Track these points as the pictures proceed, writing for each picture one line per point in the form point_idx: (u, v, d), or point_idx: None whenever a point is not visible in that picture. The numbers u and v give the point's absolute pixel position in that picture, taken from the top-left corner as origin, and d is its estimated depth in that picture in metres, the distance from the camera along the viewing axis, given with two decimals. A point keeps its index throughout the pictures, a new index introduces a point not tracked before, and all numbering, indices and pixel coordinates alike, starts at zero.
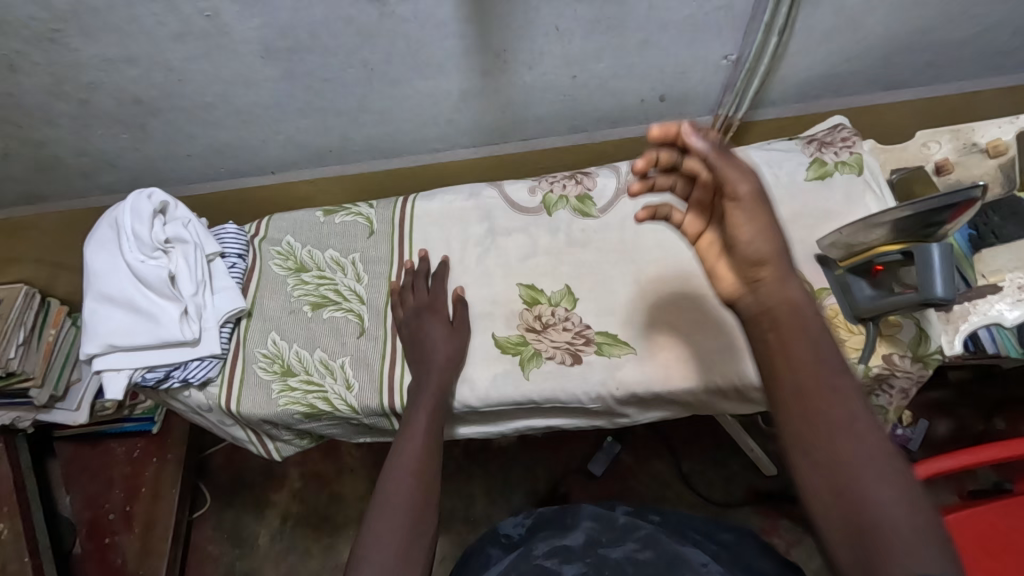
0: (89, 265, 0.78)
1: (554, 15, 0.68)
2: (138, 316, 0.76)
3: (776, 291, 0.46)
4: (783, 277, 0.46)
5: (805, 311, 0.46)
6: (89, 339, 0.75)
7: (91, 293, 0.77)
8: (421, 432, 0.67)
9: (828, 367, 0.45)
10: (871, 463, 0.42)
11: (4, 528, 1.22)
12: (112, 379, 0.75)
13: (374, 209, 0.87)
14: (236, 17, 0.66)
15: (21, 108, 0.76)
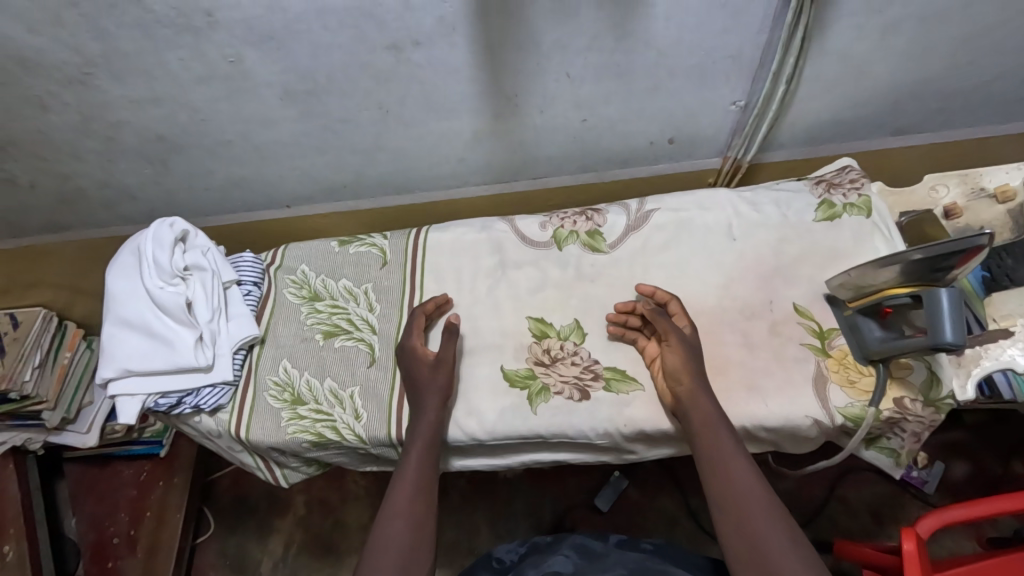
0: (109, 290, 0.79)
1: (565, 63, 0.70)
2: (155, 341, 0.77)
3: (693, 397, 0.67)
4: (696, 387, 0.67)
5: (709, 406, 0.66)
6: (106, 363, 0.77)
7: (110, 318, 0.78)
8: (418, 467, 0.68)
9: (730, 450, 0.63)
10: (768, 519, 0.59)
11: (8, 550, 1.22)
12: (126, 404, 0.76)
13: (388, 240, 0.89)
14: (258, 63, 0.68)
15: (50, 144, 0.79)
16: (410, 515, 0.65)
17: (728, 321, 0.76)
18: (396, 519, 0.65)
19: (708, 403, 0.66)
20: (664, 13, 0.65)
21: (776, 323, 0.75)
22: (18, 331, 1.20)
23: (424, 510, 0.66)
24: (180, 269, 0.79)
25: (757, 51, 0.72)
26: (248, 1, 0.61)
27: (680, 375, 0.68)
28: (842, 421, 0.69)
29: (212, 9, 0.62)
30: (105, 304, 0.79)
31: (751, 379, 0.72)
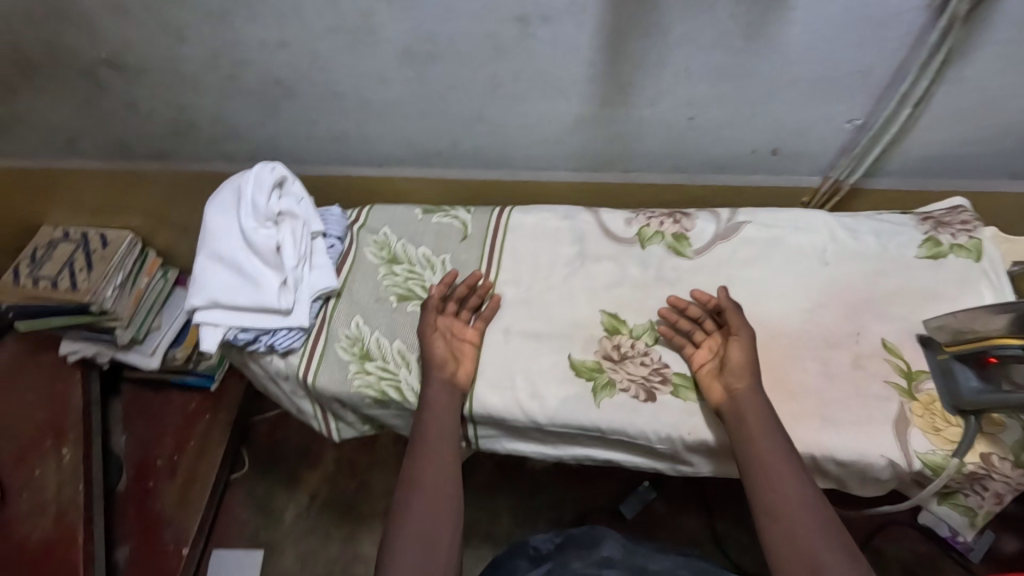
0: (206, 225, 0.83)
1: (686, 56, 0.70)
2: (241, 280, 0.80)
3: (748, 399, 0.67)
4: (752, 390, 0.67)
5: (762, 410, 0.66)
6: (195, 292, 0.80)
7: (203, 252, 0.82)
8: (441, 431, 0.71)
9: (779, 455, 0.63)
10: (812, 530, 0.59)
11: (67, 453, 1.30)
12: (207, 333, 0.80)
13: (471, 216, 0.90)
14: (387, 18, 0.70)
15: (177, 73, 0.83)
16: (438, 478, 0.68)
17: (809, 345, 0.73)
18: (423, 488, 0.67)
19: (763, 408, 0.66)
20: (801, 17, 0.64)
21: (860, 356, 0.72)
22: (106, 250, 1.28)
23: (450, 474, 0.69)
24: (273, 214, 0.82)
25: (889, 70, 0.69)
26: None
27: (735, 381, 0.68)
28: (920, 468, 0.65)
29: None
30: (201, 237, 0.83)
31: (827, 409, 0.69)
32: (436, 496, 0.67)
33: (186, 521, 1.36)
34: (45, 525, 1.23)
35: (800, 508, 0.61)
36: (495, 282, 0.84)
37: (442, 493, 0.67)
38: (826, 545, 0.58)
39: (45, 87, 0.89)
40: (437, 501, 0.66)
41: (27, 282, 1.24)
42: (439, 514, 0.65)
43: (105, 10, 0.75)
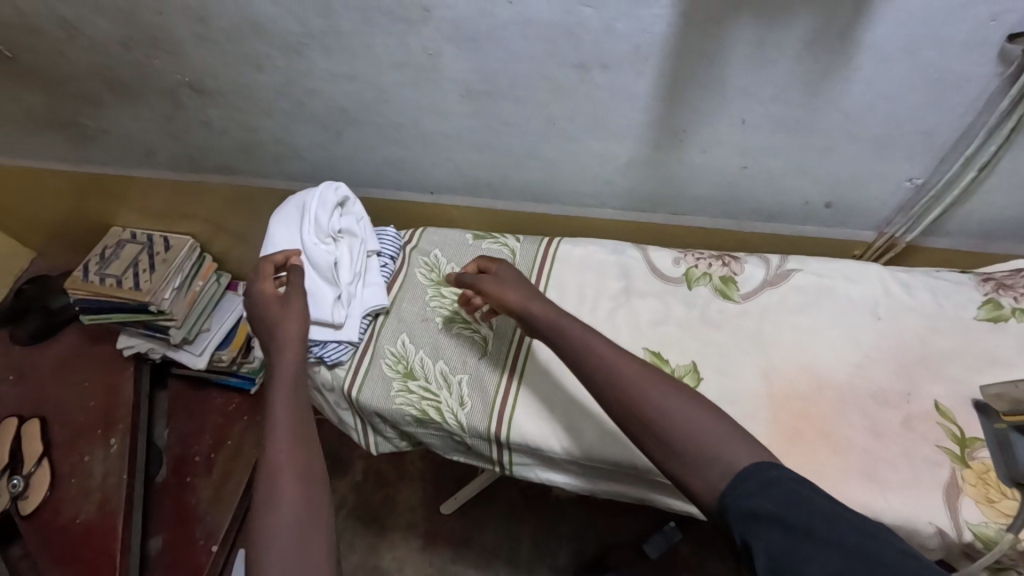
0: (269, 237, 0.86)
1: (745, 108, 0.70)
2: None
3: (539, 308, 0.69)
4: (530, 300, 0.71)
5: (558, 319, 0.67)
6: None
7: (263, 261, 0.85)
8: (284, 371, 0.70)
9: (595, 353, 0.62)
10: (656, 403, 0.57)
11: (114, 443, 1.35)
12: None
13: (520, 244, 0.92)
14: (452, 59, 0.73)
15: (252, 97, 0.88)
16: (290, 406, 0.67)
17: (857, 401, 0.72)
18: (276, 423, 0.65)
19: (545, 308, 0.69)
20: (865, 78, 0.63)
21: (911, 417, 0.70)
22: (168, 253, 1.34)
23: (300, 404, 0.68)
24: (332, 230, 0.85)
25: (955, 131, 0.68)
26: (466, 4, 0.65)
27: (510, 306, 0.71)
28: (972, 540, 0.63)
29: (430, 6, 0.66)
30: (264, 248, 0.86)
31: (872, 468, 0.67)
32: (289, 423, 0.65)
33: (214, 519, 1.40)
34: (90, 509, 1.29)
35: (639, 382, 0.58)
36: None
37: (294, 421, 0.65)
38: (677, 410, 0.56)
39: (131, 103, 0.96)
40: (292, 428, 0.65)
41: (94, 279, 1.30)
42: (301, 440, 0.64)
43: (192, 40, 0.80)
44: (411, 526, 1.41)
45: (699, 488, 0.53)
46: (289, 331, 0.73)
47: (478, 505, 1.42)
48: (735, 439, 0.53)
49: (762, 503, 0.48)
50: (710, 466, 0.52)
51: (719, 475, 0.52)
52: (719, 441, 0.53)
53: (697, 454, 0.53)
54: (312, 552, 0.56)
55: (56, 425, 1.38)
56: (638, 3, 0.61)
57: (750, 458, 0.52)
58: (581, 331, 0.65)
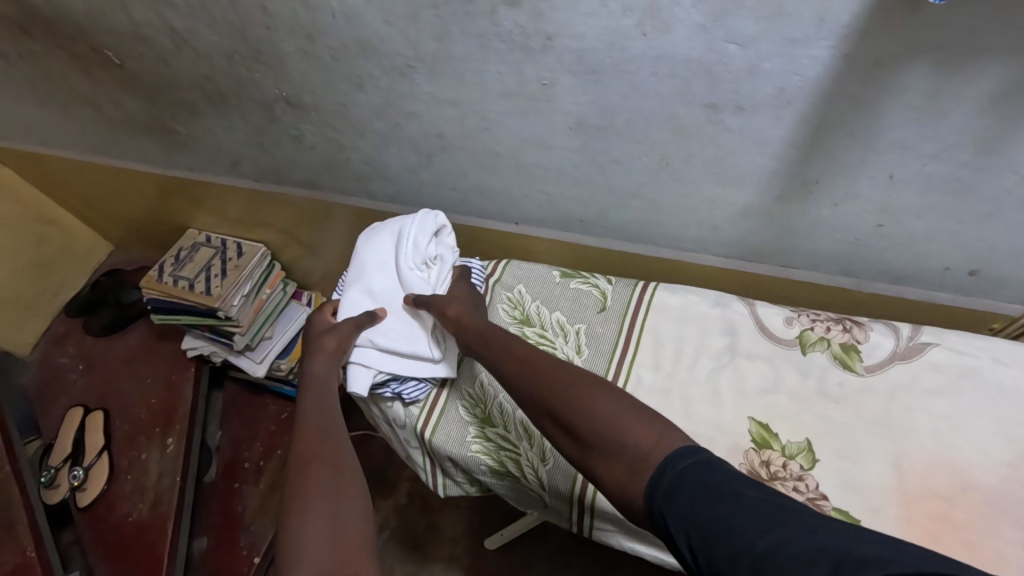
0: (361, 263, 0.84)
1: (895, 162, 0.62)
2: (394, 320, 0.79)
3: (471, 319, 0.74)
4: (464, 309, 0.75)
5: (488, 329, 0.72)
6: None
7: (356, 290, 0.82)
8: (317, 377, 0.74)
9: (528, 359, 0.67)
10: (575, 399, 0.60)
11: (171, 443, 1.35)
12: (358, 374, 0.77)
13: (612, 286, 0.85)
14: (568, 91, 0.68)
15: (347, 116, 0.86)
16: (319, 416, 0.70)
17: (1009, 508, 0.62)
18: (308, 422, 0.69)
19: (476, 320, 0.74)
20: None
21: None
22: (241, 260, 1.33)
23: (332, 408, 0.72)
24: (426, 254, 0.82)
25: None
26: (594, 34, 0.60)
27: (447, 316, 0.75)
28: None
29: (554, 35, 0.62)
30: (356, 275, 0.83)
31: None
32: (318, 422, 0.69)
33: (261, 529, 1.38)
34: (142, 509, 1.28)
35: (549, 385, 0.63)
36: (632, 362, 0.78)
37: (322, 420, 0.69)
38: (595, 404, 0.59)
39: (226, 114, 0.95)
40: (322, 426, 0.69)
41: (168, 280, 1.31)
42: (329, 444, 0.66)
43: (297, 56, 0.78)
44: (456, 560, 1.35)
45: (607, 478, 0.55)
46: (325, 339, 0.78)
47: (527, 544, 1.35)
48: (640, 424, 0.56)
49: (678, 508, 0.48)
50: (617, 453, 0.55)
51: (625, 464, 0.54)
52: (631, 429, 0.56)
53: (604, 444, 0.56)
54: (342, 549, 0.56)
55: (117, 418, 1.38)
56: (796, 43, 0.54)
57: (655, 442, 0.54)
58: (515, 341, 0.70)
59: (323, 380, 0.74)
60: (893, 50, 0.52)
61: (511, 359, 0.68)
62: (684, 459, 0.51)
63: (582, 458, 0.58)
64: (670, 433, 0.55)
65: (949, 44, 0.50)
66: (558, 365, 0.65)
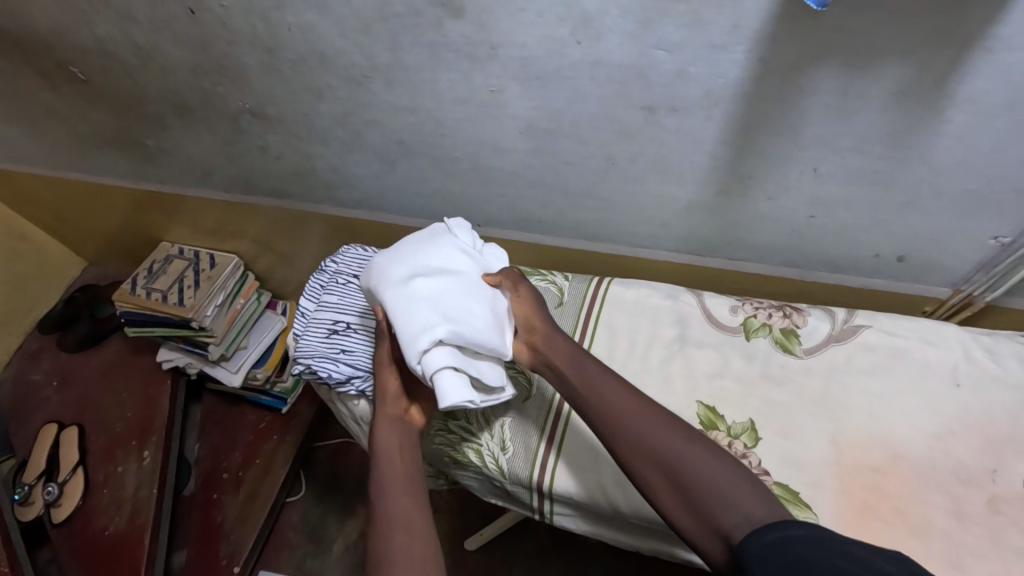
0: (409, 261, 0.73)
1: (818, 157, 0.67)
2: (468, 302, 0.69)
3: (556, 348, 0.70)
4: (550, 335, 0.71)
5: (578, 359, 0.69)
6: (412, 343, 0.66)
7: (410, 284, 0.70)
8: (387, 446, 0.71)
9: (623, 401, 0.64)
10: (680, 456, 0.59)
11: (147, 455, 1.35)
12: (454, 378, 0.65)
13: (568, 282, 0.89)
14: (515, 97, 0.72)
15: (310, 126, 0.89)
16: (398, 495, 0.66)
17: (937, 477, 0.66)
18: (388, 493, 0.66)
19: (566, 346, 0.70)
20: (954, 133, 0.59)
21: (996, 498, 0.64)
22: (213, 270, 1.35)
23: (409, 469, 0.69)
24: (477, 244, 0.78)
25: None
26: (534, 43, 0.64)
27: (528, 328, 0.72)
28: None
29: (498, 44, 0.66)
30: (404, 273, 0.72)
31: (954, 554, 0.61)
32: (400, 495, 0.66)
33: (239, 538, 1.38)
34: (119, 522, 1.28)
35: (664, 430, 0.61)
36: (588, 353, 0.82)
37: (404, 487, 0.67)
38: (703, 464, 0.58)
39: (194, 127, 0.98)
40: (405, 499, 0.66)
41: (140, 293, 1.31)
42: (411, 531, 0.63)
43: (259, 69, 0.81)
44: None
45: (715, 545, 0.55)
46: (384, 388, 0.74)
47: (506, 543, 1.37)
48: (748, 490, 0.56)
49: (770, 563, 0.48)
50: (730, 517, 0.54)
51: (736, 530, 0.53)
52: (741, 497, 0.55)
53: (713, 507, 0.55)
54: None
55: (92, 433, 1.38)
56: (716, 49, 0.59)
57: (766, 510, 0.54)
58: (604, 376, 0.67)
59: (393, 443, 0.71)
60: (803, 52, 0.56)
61: (602, 397, 0.65)
62: (794, 528, 0.50)
63: (678, 507, 0.58)
64: (778, 509, 0.55)
65: (851, 47, 0.55)
66: (655, 413, 0.63)
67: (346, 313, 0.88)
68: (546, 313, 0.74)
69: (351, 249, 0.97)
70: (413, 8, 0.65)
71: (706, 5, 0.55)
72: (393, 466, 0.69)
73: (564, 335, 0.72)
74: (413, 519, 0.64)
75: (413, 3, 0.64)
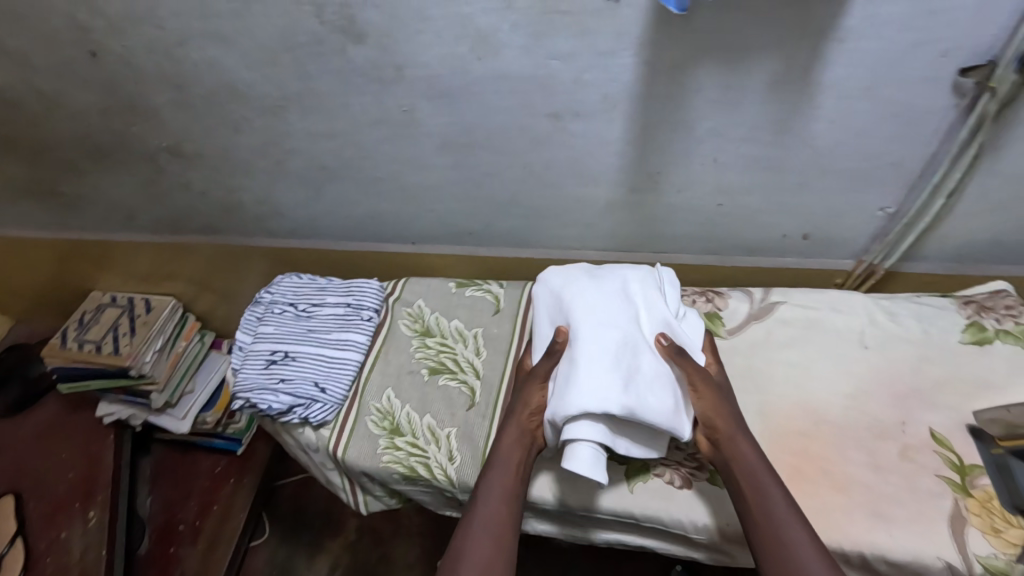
0: (595, 309, 0.71)
1: (715, 148, 0.72)
2: (655, 380, 0.65)
3: (729, 446, 0.63)
4: (733, 437, 0.63)
5: (748, 462, 0.61)
6: (568, 398, 0.64)
7: (600, 340, 0.68)
8: (508, 446, 0.67)
9: (774, 501, 0.58)
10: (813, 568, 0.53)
11: (92, 516, 1.28)
12: (596, 453, 0.63)
13: (503, 289, 0.92)
14: (428, 115, 0.74)
15: (232, 159, 0.89)
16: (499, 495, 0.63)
17: (854, 434, 0.70)
18: (491, 490, 0.63)
19: (749, 454, 0.61)
20: (829, 116, 0.65)
21: (908, 448, 0.69)
22: (149, 315, 1.30)
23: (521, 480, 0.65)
24: (678, 311, 0.74)
25: (920, 161, 0.69)
26: (438, 62, 0.67)
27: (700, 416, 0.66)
28: (982, 573, 0.61)
29: (403, 66, 0.68)
30: (593, 327, 0.70)
31: (876, 505, 0.65)
32: (503, 496, 0.63)
33: None
34: None
35: (773, 498, 0.58)
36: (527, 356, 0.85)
37: (506, 502, 0.62)
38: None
39: (112, 170, 0.96)
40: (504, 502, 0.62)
41: (72, 346, 1.26)
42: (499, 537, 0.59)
43: (170, 107, 0.81)
44: None
45: None
46: (526, 398, 0.70)
47: None
48: None
49: None
50: None
51: None
52: None
53: None
54: None
55: (30, 500, 1.29)
56: (606, 56, 0.63)
57: None
58: (772, 480, 0.60)
59: (511, 456, 0.66)
60: (684, 53, 0.61)
61: (759, 497, 0.58)
62: None
63: None
64: None
65: (724, 46, 0.60)
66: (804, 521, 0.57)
67: (283, 342, 0.88)
68: (734, 414, 0.65)
69: (285, 278, 0.97)
70: (316, 35, 0.67)
71: (589, 16, 0.59)
72: (507, 478, 0.64)
73: (751, 443, 0.63)
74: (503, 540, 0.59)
75: (316, 32, 0.66)
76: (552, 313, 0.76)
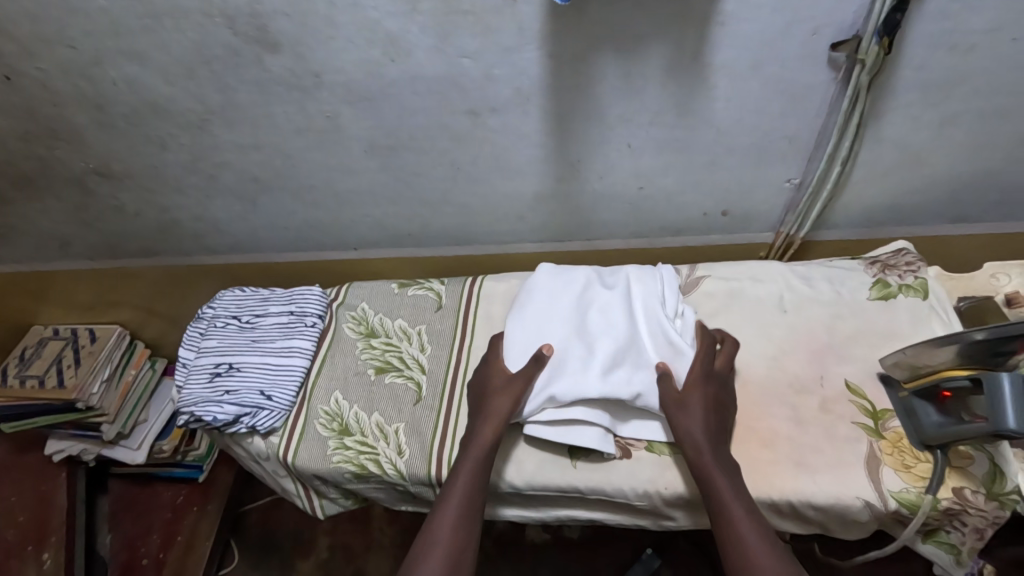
0: (607, 310, 0.78)
1: (628, 134, 0.76)
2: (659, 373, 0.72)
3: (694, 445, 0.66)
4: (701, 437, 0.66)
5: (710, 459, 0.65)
6: (587, 382, 0.70)
7: (615, 340, 0.74)
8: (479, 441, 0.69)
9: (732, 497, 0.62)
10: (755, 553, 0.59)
11: (47, 559, 1.20)
12: (600, 437, 0.71)
13: (445, 286, 0.94)
14: (351, 119, 0.76)
15: (162, 177, 0.89)
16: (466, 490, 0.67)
17: (775, 390, 0.75)
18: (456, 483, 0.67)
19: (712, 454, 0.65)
20: (725, 96, 0.70)
21: (826, 400, 0.73)
22: (94, 345, 1.24)
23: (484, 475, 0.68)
24: (677, 310, 0.79)
25: (813, 133, 0.75)
26: (353, 67, 0.69)
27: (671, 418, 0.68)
28: (896, 507, 0.65)
29: (321, 72, 0.70)
30: (598, 328, 0.76)
31: (799, 455, 0.69)
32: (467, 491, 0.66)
33: None
34: None
35: (720, 482, 0.63)
36: (470, 347, 0.87)
37: (463, 521, 0.65)
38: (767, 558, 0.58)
39: (39, 198, 0.95)
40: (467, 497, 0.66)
41: (13, 383, 1.20)
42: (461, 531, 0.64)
43: (93, 127, 0.81)
44: None
45: None
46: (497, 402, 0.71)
47: None
48: None
49: None
50: None
51: None
52: None
53: None
54: None
55: None
56: (510, 50, 0.66)
57: None
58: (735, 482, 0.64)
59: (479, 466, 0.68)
60: (583, 44, 0.65)
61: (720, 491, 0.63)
62: None
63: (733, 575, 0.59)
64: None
65: (618, 35, 0.64)
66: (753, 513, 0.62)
67: (227, 355, 0.88)
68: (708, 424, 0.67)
69: (227, 293, 0.98)
70: (231, 47, 0.69)
71: (490, 14, 0.63)
72: (465, 492, 0.66)
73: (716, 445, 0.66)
74: (461, 555, 0.63)
75: (230, 43, 0.68)
76: (556, 301, 0.81)
